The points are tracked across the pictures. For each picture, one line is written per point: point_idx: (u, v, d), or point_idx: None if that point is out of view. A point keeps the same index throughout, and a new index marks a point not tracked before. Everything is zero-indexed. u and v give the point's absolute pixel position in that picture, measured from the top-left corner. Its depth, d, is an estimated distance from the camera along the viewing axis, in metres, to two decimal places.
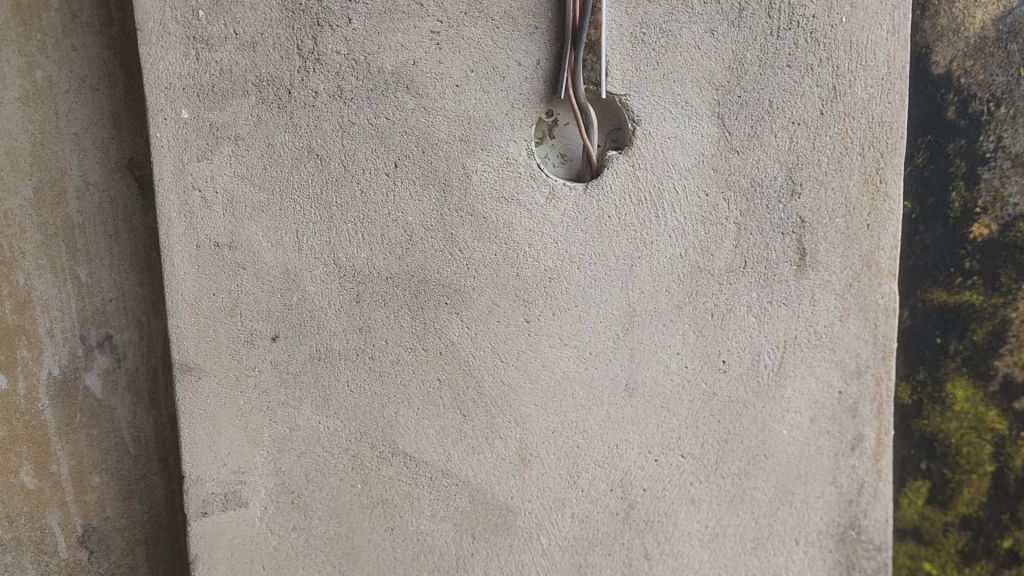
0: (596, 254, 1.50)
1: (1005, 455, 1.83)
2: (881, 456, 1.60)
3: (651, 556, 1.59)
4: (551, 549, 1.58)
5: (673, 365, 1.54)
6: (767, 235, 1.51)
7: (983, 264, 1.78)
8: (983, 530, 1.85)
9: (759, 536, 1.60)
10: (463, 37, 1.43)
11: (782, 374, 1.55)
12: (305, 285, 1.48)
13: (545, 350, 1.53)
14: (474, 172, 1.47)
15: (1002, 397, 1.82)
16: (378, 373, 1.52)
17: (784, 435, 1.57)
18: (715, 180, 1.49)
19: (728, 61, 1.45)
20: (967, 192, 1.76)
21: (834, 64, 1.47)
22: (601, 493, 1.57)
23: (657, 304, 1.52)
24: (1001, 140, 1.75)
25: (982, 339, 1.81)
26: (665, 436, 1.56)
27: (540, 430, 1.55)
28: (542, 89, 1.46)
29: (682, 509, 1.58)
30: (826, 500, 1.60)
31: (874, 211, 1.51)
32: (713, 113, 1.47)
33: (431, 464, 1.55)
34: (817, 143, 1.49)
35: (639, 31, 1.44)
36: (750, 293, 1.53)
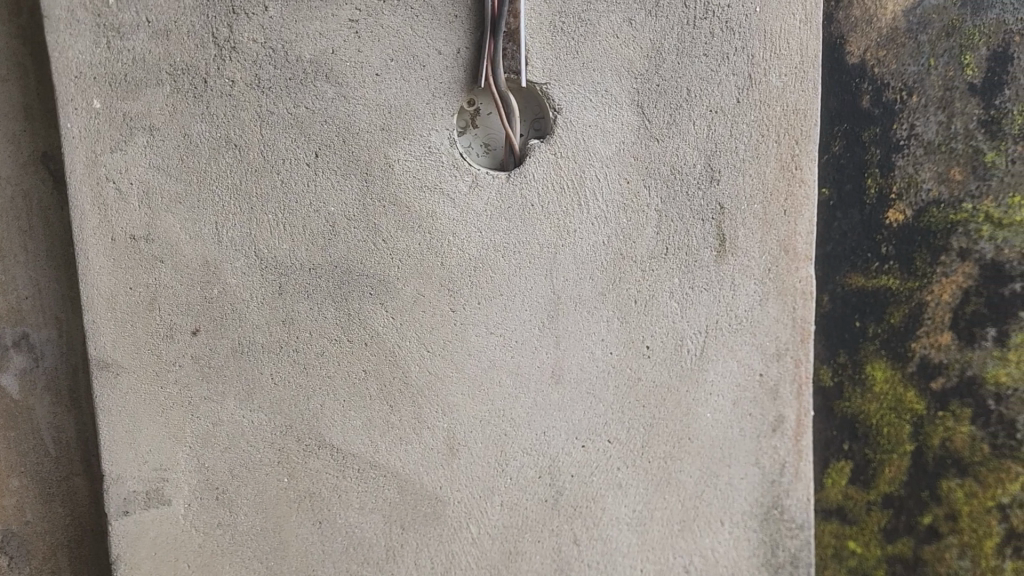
0: (521, 243, 1.51)
1: (924, 434, 1.89)
2: (802, 436, 1.64)
3: (579, 542, 1.61)
4: (480, 537, 1.59)
5: (598, 351, 1.55)
6: (688, 222, 1.53)
7: (898, 249, 1.84)
8: (905, 508, 1.92)
9: (685, 518, 1.62)
10: (383, 26, 1.42)
11: (704, 358, 1.58)
12: (225, 278, 1.46)
13: (472, 339, 1.53)
14: (397, 161, 1.47)
15: (919, 378, 1.88)
16: (302, 365, 1.50)
17: (707, 418, 1.59)
18: (635, 167, 1.51)
19: (646, 50, 1.47)
20: (882, 179, 1.81)
21: (750, 53, 1.50)
22: (529, 480, 1.58)
23: (581, 291, 1.53)
24: (914, 128, 1.80)
25: (899, 322, 1.87)
26: (591, 423, 1.57)
27: (468, 419, 1.55)
28: (463, 78, 1.46)
29: (610, 493, 1.60)
30: (750, 481, 1.63)
31: (790, 197, 1.55)
32: (633, 101, 1.49)
33: (358, 456, 1.54)
34: (734, 130, 1.51)
35: (559, 19, 1.45)
36: (672, 280, 1.55)
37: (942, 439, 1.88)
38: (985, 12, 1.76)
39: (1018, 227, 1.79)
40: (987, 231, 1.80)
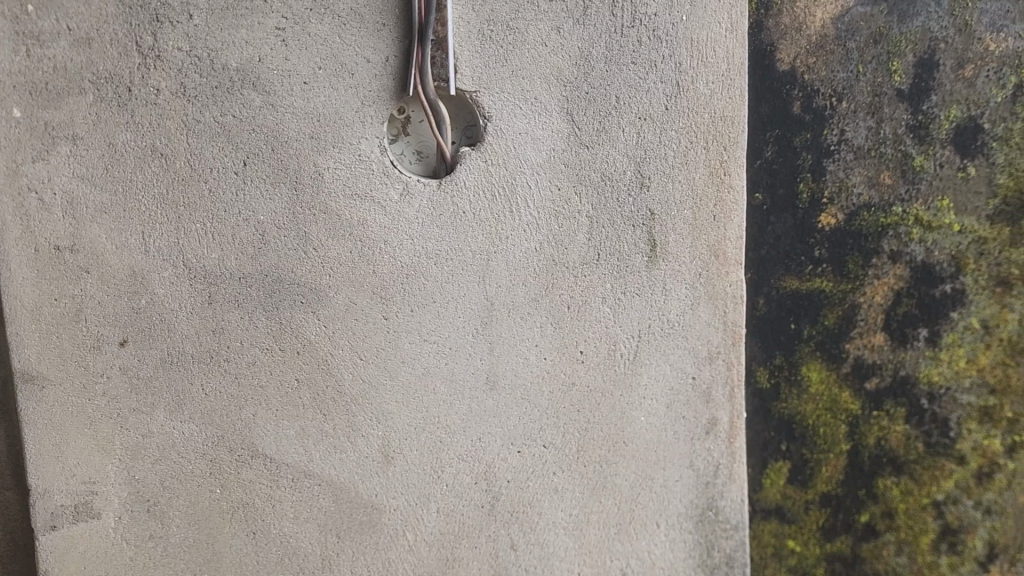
0: (453, 251, 1.51)
1: (859, 434, 1.93)
2: (735, 438, 1.65)
3: (516, 547, 1.61)
4: (417, 544, 1.59)
5: (532, 357, 1.56)
6: (619, 228, 1.54)
7: (831, 252, 1.87)
8: (842, 506, 1.95)
9: (622, 521, 1.63)
10: (310, 34, 1.40)
11: (638, 362, 1.59)
12: (153, 288, 1.44)
13: (405, 347, 1.53)
14: (326, 169, 1.45)
15: (854, 378, 1.92)
16: (234, 376, 1.49)
17: (642, 422, 1.61)
18: (566, 174, 1.51)
19: (574, 58, 1.48)
20: (814, 184, 1.84)
21: (677, 61, 1.51)
22: (465, 486, 1.58)
23: (514, 297, 1.54)
24: (845, 134, 1.82)
25: (834, 324, 1.90)
26: (526, 428, 1.58)
27: (403, 427, 1.55)
28: (392, 86, 1.45)
29: (546, 498, 1.61)
30: (684, 483, 1.65)
31: (719, 202, 1.56)
32: (562, 109, 1.49)
33: (292, 466, 1.53)
34: (663, 137, 1.52)
35: (487, 28, 1.46)
36: (604, 285, 1.56)
37: (878, 438, 1.93)
38: (912, 20, 1.79)
39: (946, 229, 1.87)
40: (917, 234, 1.86)
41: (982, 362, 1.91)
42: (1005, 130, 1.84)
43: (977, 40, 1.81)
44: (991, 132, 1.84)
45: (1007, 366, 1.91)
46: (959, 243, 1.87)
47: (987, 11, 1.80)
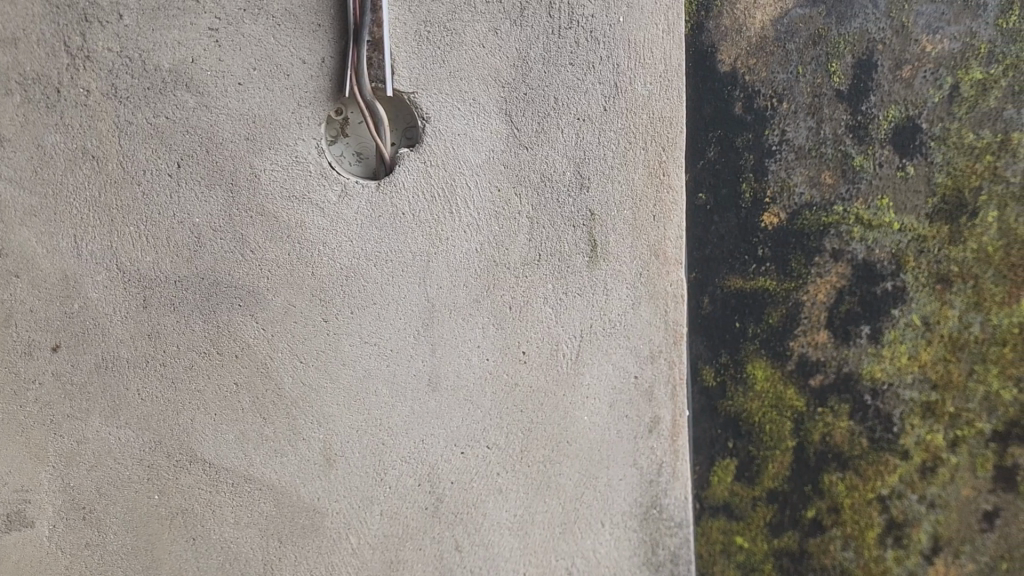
0: (393, 252, 1.50)
1: (805, 430, 1.95)
2: (678, 436, 1.66)
3: (461, 548, 1.61)
4: (361, 548, 1.57)
5: (474, 358, 1.56)
6: (559, 228, 1.54)
7: (774, 251, 1.89)
8: (788, 502, 1.97)
9: (566, 521, 1.63)
10: (243, 34, 1.39)
11: (580, 362, 1.59)
12: (86, 291, 1.42)
13: (346, 349, 1.52)
14: (262, 172, 1.44)
15: (799, 376, 1.94)
16: (171, 380, 1.47)
17: (585, 422, 1.61)
18: (506, 175, 1.52)
19: (512, 59, 1.48)
20: (756, 184, 1.86)
21: (615, 62, 1.52)
22: (408, 488, 1.57)
23: (455, 298, 1.53)
24: (785, 134, 1.85)
25: (778, 322, 1.92)
26: (469, 429, 1.58)
27: (344, 430, 1.54)
28: (328, 87, 1.44)
29: (490, 499, 1.60)
30: (628, 482, 1.64)
31: (659, 202, 1.57)
32: (501, 110, 1.50)
33: (232, 470, 1.51)
34: (602, 138, 1.53)
35: (424, 29, 1.46)
36: (546, 285, 1.56)
37: (823, 434, 1.95)
38: (850, 21, 1.82)
39: (886, 228, 1.89)
40: (858, 232, 1.89)
41: (923, 358, 1.94)
42: (942, 130, 1.88)
43: (914, 41, 1.84)
44: (929, 132, 1.88)
45: (948, 362, 1.94)
46: (900, 241, 1.90)
47: (923, 13, 1.84)
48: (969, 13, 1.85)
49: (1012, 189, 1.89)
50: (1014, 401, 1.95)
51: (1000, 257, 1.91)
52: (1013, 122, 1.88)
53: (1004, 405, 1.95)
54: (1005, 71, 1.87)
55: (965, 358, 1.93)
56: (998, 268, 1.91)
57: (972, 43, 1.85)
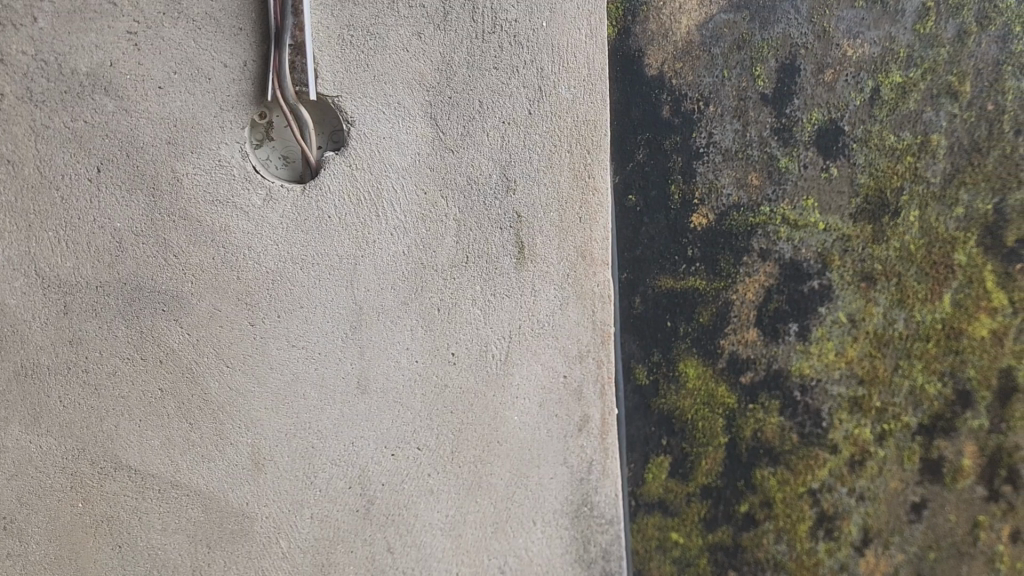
0: (319, 255, 1.51)
1: (736, 426, 1.99)
2: (607, 434, 1.68)
3: (393, 550, 1.61)
4: (291, 551, 1.57)
5: (403, 360, 1.56)
6: (486, 230, 1.56)
7: (704, 251, 1.93)
8: (722, 498, 2.01)
9: (498, 521, 1.64)
10: (163, 38, 1.38)
11: (509, 363, 1.61)
12: (4, 298, 1.40)
13: (273, 353, 1.51)
14: (185, 175, 1.43)
15: (729, 374, 1.98)
16: (94, 387, 1.45)
17: (515, 421, 1.62)
18: (432, 178, 1.53)
19: (437, 63, 1.49)
20: (685, 185, 1.90)
21: (538, 66, 1.54)
22: (339, 490, 1.57)
23: (383, 301, 1.54)
24: (712, 136, 1.89)
25: (708, 321, 1.96)
26: (399, 431, 1.58)
27: (272, 433, 1.53)
28: (251, 91, 1.44)
29: (421, 500, 1.61)
30: (559, 480, 1.66)
31: (584, 204, 1.59)
32: (426, 114, 1.51)
33: (158, 477, 1.50)
34: (527, 141, 1.55)
35: (347, 33, 1.46)
36: (474, 287, 1.57)
37: (754, 430, 2.00)
38: (773, 26, 1.87)
39: (812, 228, 1.94)
40: (785, 232, 1.94)
41: (850, 354, 1.99)
42: (865, 132, 1.93)
43: (836, 46, 1.89)
44: (852, 134, 1.93)
45: (874, 357, 1.99)
46: (825, 241, 1.95)
47: (844, 18, 1.89)
48: (888, 18, 1.90)
49: (932, 189, 1.96)
50: (939, 395, 2.01)
51: (922, 255, 1.97)
52: (932, 124, 1.94)
53: (929, 399, 2.01)
54: (923, 75, 1.93)
55: (890, 353, 1.99)
56: (921, 266, 1.97)
57: (892, 47, 1.91)
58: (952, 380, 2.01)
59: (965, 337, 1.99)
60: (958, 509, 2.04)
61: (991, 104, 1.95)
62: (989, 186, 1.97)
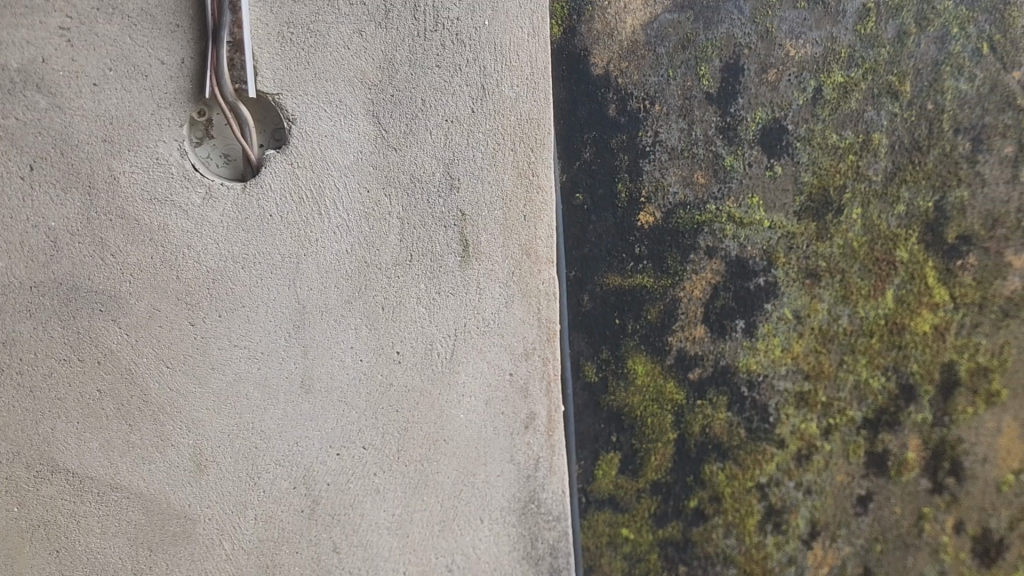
0: (261, 254, 1.49)
1: (685, 422, 2.01)
2: (554, 431, 1.68)
3: (340, 550, 1.60)
4: (235, 553, 1.56)
5: (348, 359, 1.56)
6: (430, 228, 1.56)
7: (651, 249, 1.95)
8: (671, 493, 2.03)
9: (445, 519, 1.64)
10: (97, 34, 1.37)
11: (455, 361, 1.61)
12: None
13: (214, 354, 1.50)
14: (122, 173, 1.41)
15: (678, 370, 2.00)
16: (28, 389, 1.43)
17: (461, 419, 1.63)
18: (375, 176, 1.52)
19: (378, 61, 1.49)
20: (632, 184, 1.92)
21: (481, 65, 1.54)
22: (283, 491, 1.56)
23: (326, 300, 1.53)
24: (658, 136, 1.91)
25: (656, 318, 1.97)
26: (344, 430, 1.57)
27: (215, 434, 1.52)
28: (189, 88, 1.43)
29: (368, 499, 1.60)
30: (506, 478, 1.66)
31: (528, 203, 1.60)
32: (368, 112, 1.50)
33: (97, 480, 1.48)
34: (471, 139, 1.55)
35: (286, 30, 1.46)
36: (419, 285, 1.57)
37: (702, 426, 2.02)
38: (716, 27, 1.91)
39: (757, 226, 1.97)
40: (731, 230, 1.96)
41: (796, 350, 2.01)
42: (807, 131, 1.97)
43: (778, 46, 1.93)
44: (795, 133, 1.96)
45: (819, 353, 2.02)
46: (770, 238, 1.98)
47: (786, 19, 1.93)
48: (830, 19, 1.94)
49: (874, 188, 1.99)
50: (883, 389, 2.04)
51: (865, 252, 2.01)
52: (873, 123, 1.98)
53: (873, 394, 2.04)
54: (865, 75, 1.96)
55: (835, 348, 2.02)
56: (864, 263, 2.01)
57: (833, 47, 1.95)
58: (896, 375, 2.04)
59: (908, 332, 2.03)
60: (903, 501, 2.07)
61: (930, 103, 1.99)
62: (929, 184, 2.01)
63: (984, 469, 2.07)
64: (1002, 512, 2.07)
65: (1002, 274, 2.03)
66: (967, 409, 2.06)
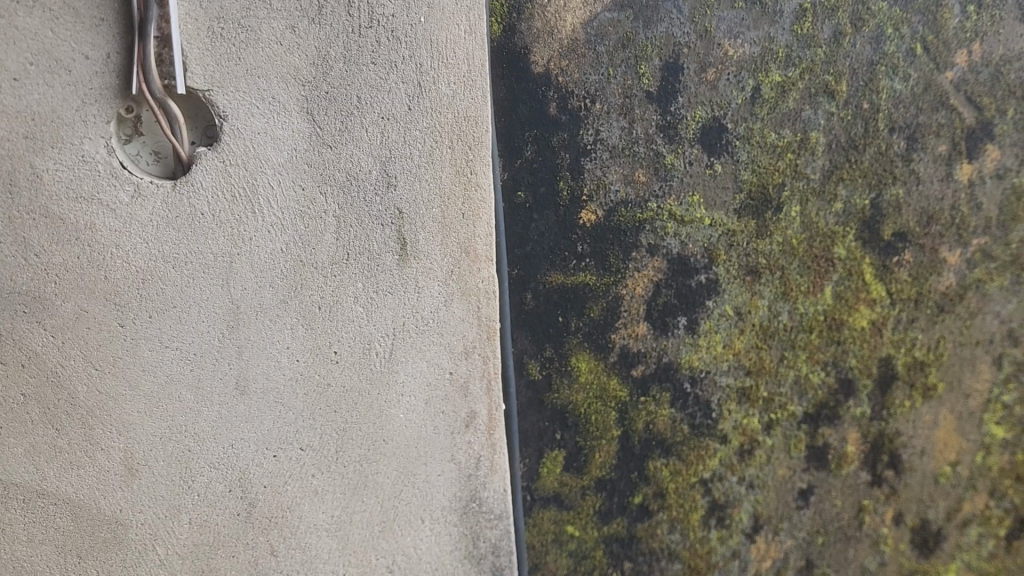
0: (193, 253, 1.47)
1: (628, 419, 2.02)
2: (495, 430, 1.68)
3: (277, 553, 1.58)
4: (169, 558, 1.53)
5: (284, 360, 1.53)
6: (368, 227, 1.54)
7: (594, 247, 1.95)
8: (616, 490, 2.03)
9: (386, 519, 1.63)
10: (17, 27, 1.31)
11: (394, 360, 1.60)
12: None
13: (145, 355, 1.47)
14: (45, 172, 1.37)
15: (621, 367, 2.00)
16: None
17: (400, 419, 1.61)
18: (310, 174, 1.51)
19: (312, 57, 1.48)
20: (573, 182, 1.92)
21: (417, 62, 1.54)
22: (219, 494, 1.54)
23: (261, 300, 1.51)
24: (599, 134, 1.92)
25: (599, 315, 1.97)
26: (281, 431, 1.55)
27: (146, 438, 1.49)
28: (116, 83, 1.40)
29: (306, 501, 1.58)
30: (447, 478, 1.66)
31: (467, 201, 1.59)
32: (302, 109, 1.49)
33: (23, 486, 1.45)
34: (408, 137, 1.55)
35: (217, 26, 1.43)
36: (356, 284, 1.55)
37: (646, 422, 2.03)
38: (656, 26, 1.92)
39: (698, 223, 1.99)
40: (672, 228, 1.98)
41: (737, 346, 2.03)
42: (746, 129, 1.99)
43: (717, 45, 1.95)
44: (734, 132, 1.99)
45: (760, 349, 2.04)
46: (711, 236, 2.00)
47: (724, 18, 1.95)
48: (767, 19, 1.97)
49: (812, 186, 2.03)
50: (822, 384, 2.07)
51: (804, 249, 2.04)
52: (810, 122, 2.01)
53: (813, 388, 2.07)
54: (801, 75, 1.99)
55: (776, 344, 2.05)
56: (803, 260, 2.04)
57: (771, 47, 1.98)
58: (835, 370, 2.07)
59: (846, 327, 2.07)
60: (844, 495, 2.11)
61: (866, 103, 2.02)
62: (866, 182, 2.05)
63: (921, 461, 2.12)
64: (938, 503, 2.13)
65: (937, 270, 2.08)
66: (905, 402, 2.10)
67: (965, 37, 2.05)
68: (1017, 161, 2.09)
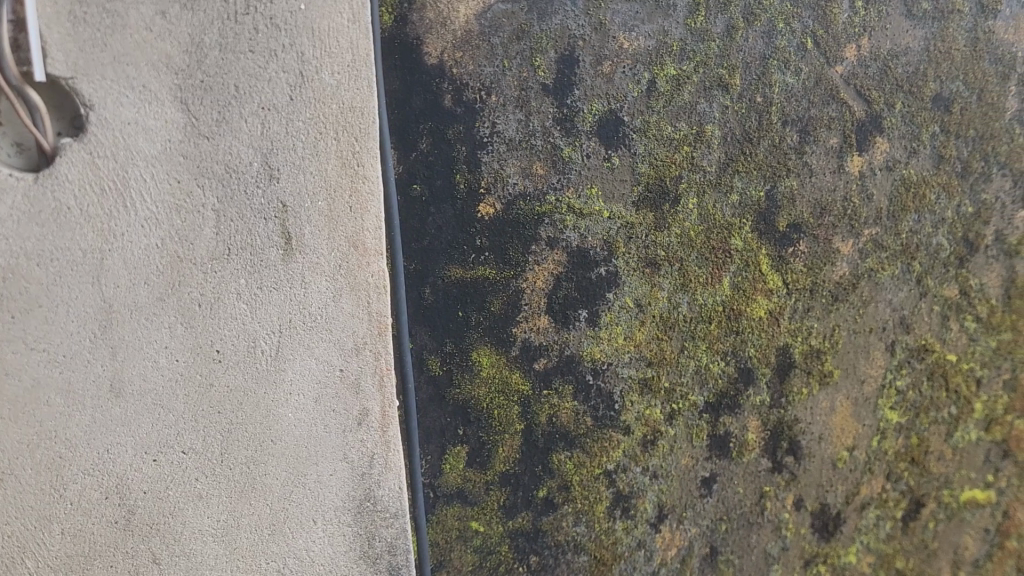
0: (59, 250, 1.41)
1: (532, 413, 2.00)
2: (389, 426, 1.63)
3: (159, 560, 1.53)
4: (40, 570, 1.47)
5: (162, 360, 1.49)
6: (249, 220, 1.50)
7: (492, 241, 1.93)
8: (521, 484, 2.00)
9: (275, 522, 1.58)
10: None
11: (281, 358, 1.55)
12: None
13: (9, 358, 1.40)
14: None
15: (523, 361, 1.98)
16: None
17: (288, 419, 1.57)
18: (186, 166, 1.46)
19: (184, 45, 1.43)
20: (470, 174, 1.90)
21: (299, 50, 1.49)
22: (94, 502, 1.48)
23: (135, 297, 1.46)
24: (495, 126, 1.91)
25: (500, 309, 1.96)
26: (162, 435, 1.50)
27: (12, 445, 1.43)
28: None
29: (189, 505, 1.53)
30: (340, 477, 1.61)
31: (353, 194, 1.55)
32: (175, 99, 1.44)
33: None
34: (290, 128, 1.50)
35: (79, 9, 1.38)
36: (238, 281, 1.51)
37: (549, 416, 2.01)
38: (550, 18, 1.93)
39: (596, 216, 1.99)
40: (571, 221, 1.97)
41: (638, 337, 2.04)
42: (643, 122, 2.00)
43: (612, 38, 1.97)
44: (631, 124, 2.00)
45: (660, 340, 2.06)
46: (610, 228, 2.00)
47: (619, 11, 1.97)
48: (661, 13, 2.00)
49: (708, 178, 2.05)
50: (722, 373, 2.10)
51: (701, 241, 2.06)
52: (706, 115, 2.03)
53: (714, 378, 2.09)
54: (696, 68, 2.02)
55: (676, 335, 2.06)
56: (701, 251, 2.06)
57: (665, 40, 2.00)
58: (734, 359, 2.10)
59: (744, 317, 2.09)
60: (745, 482, 2.13)
61: (759, 96, 2.06)
62: (761, 174, 2.08)
63: (819, 447, 2.16)
64: (836, 487, 2.18)
65: (831, 260, 2.13)
66: (802, 390, 2.14)
67: (853, 32, 2.10)
68: (905, 153, 2.15)
